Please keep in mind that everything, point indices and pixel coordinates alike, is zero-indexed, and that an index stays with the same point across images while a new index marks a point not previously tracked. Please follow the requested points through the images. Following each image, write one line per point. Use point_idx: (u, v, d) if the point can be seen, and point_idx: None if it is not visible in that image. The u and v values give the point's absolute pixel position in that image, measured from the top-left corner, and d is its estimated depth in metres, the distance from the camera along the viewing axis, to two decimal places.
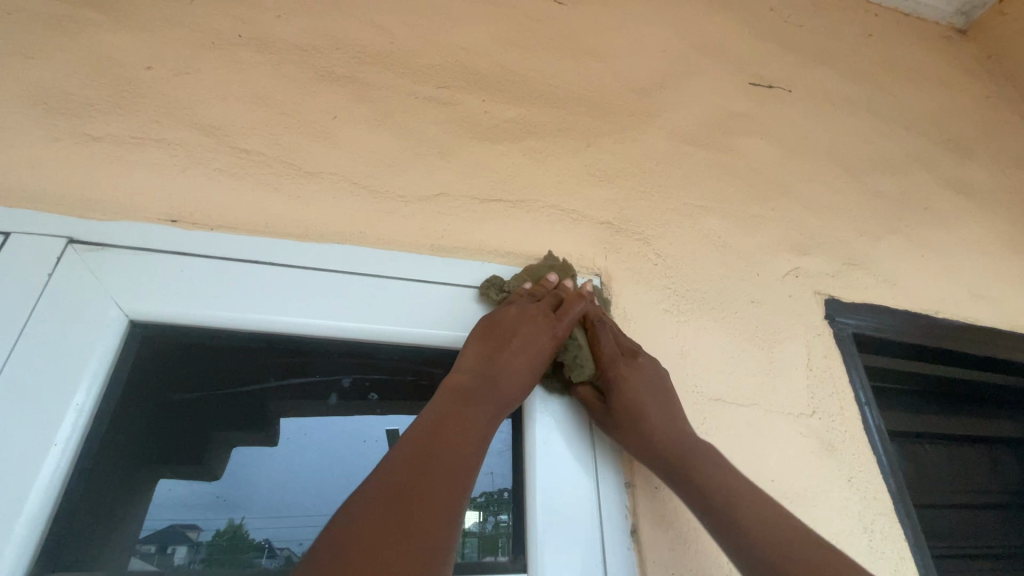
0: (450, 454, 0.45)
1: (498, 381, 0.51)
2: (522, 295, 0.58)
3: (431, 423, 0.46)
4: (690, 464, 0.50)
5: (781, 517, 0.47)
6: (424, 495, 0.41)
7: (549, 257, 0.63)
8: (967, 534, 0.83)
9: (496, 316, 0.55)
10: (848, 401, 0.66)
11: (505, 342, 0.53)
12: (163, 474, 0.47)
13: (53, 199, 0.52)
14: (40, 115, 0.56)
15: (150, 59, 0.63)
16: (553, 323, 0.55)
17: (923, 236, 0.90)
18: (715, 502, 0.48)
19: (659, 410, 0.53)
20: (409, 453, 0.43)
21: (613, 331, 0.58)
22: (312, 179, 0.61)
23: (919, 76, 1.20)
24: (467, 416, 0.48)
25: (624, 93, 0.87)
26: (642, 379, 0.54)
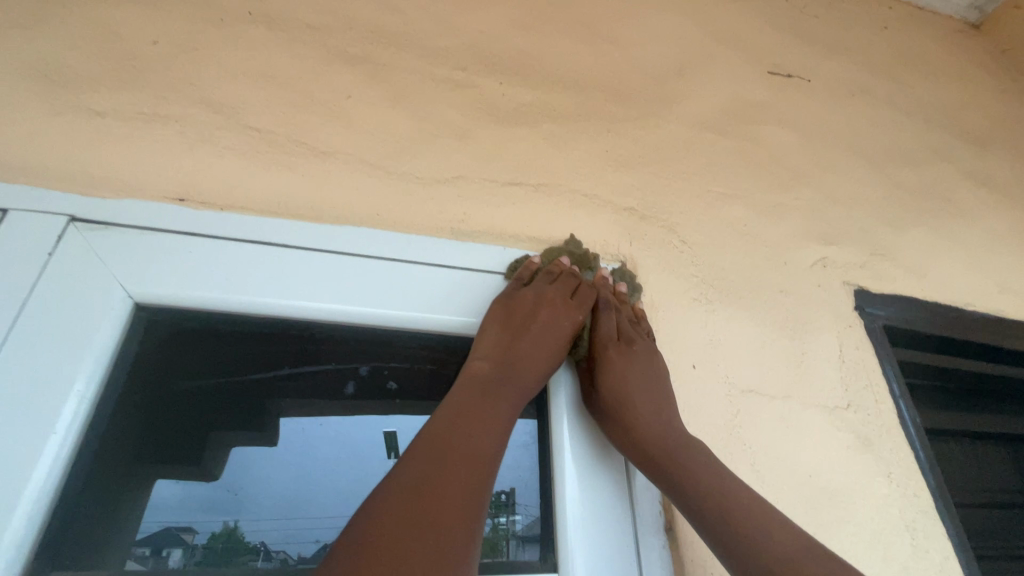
0: (473, 445, 0.42)
1: (520, 368, 0.49)
2: (540, 276, 0.56)
3: (452, 413, 0.44)
4: (678, 464, 0.46)
5: (782, 526, 0.42)
6: (447, 490, 0.39)
7: (570, 242, 0.60)
8: (1000, 534, 0.80)
9: (512, 300, 0.54)
10: (882, 395, 0.64)
11: (521, 330, 0.51)
12: (161, 473, 0.43)
13: (53, 175, 0.49)
14: (41, 88, 0.53)
15: (155, 34, 0.61)
16: (570, 310, 0.54)
17: (947, 227, 0.87)
18: (707, 509, 0.44)
19: (656, 399, 0.50)
20: (431, 444, 0.41)
21: (620, 316, 0.57)
22: (326, 159, 0.58)
23: (936, 68, 1.18)
24: (490, 405, 0.46)
25: (643, 79, 0.84)
26: (641, 362, 0.52)
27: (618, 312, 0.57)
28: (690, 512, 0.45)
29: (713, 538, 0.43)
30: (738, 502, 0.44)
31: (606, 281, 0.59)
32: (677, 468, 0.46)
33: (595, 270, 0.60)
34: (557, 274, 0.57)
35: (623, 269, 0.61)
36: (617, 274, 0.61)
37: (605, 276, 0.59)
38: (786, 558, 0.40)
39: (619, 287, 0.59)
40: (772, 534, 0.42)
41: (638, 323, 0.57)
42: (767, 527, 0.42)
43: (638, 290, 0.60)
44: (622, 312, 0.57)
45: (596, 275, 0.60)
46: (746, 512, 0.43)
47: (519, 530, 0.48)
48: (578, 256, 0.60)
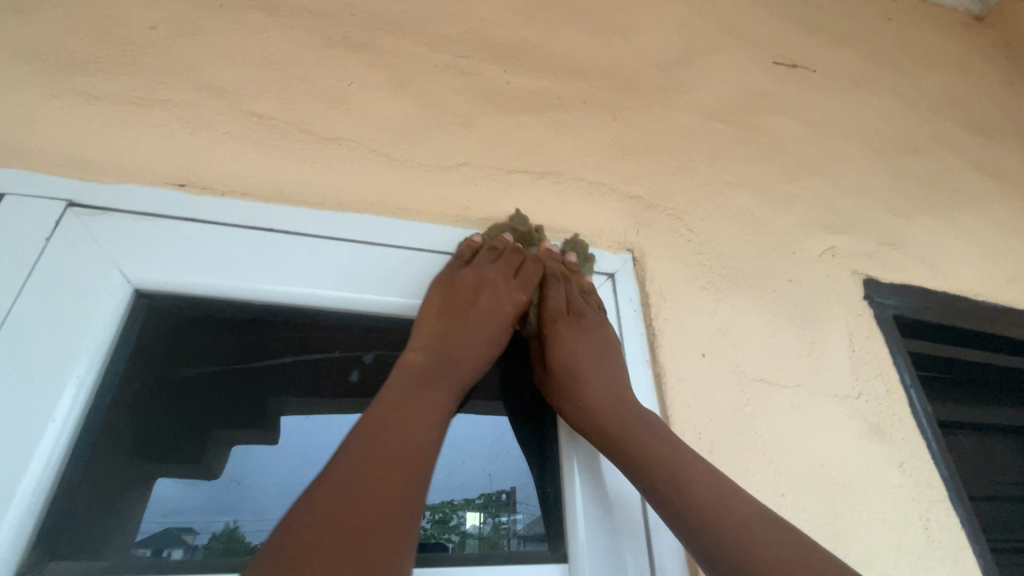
0: (406, 438, 0.41)
1: (458, 359, 0.48)
2: (483, 254, 0.54)
3: (386, 407, 0.42)
4: (628, 437, 0.45)
5: (733, 496, 0.41)
6: (378, 486, 0.37)
7: (514, 217, 0.58)
8: (1012, 526, 0.79)
9: (452, 283, 0.52)
10: (893, 383, 0.63)
11: (460, 316, 0.50)
12: (160, 472, 0.43)
13: (50, 161, 0.48)
14: (37, 72, 0.52)
15: (154, 18, 0.60)
16: (513, 291, 0.53)
17: (955, 218, 0.86)
18: (660, 483, 0.43)
19: (605, 371, 0.50)
20: (364, 440, 0.40)
21: (569, 287, 0.55)
22: (329, 145, 0.57)
23: (941, 59, 1.17)
24: (426, 398, 0.44)
25: (647, 68, 0.83)
26: (586, 341, 0.51)
27: (567, 283, 0.55)
28: (643, 487, 0.44)
29: (668, 513, 0.42)
30: (691, 472, 0.43)
31: (554, 255, 0.57)
32: (628, 441, 0.45)
33: (541, 242, 0.58)
34: (501, 252, 0.55)
35: (575, 240, 0.59)
36: (570, 244, 0.59)
37: (551, 248, 0.57)
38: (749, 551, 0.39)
39: (567, 257, 0.57)
40: (726, 505, 0.41)
41: (589, 294, 0.56)
42: (720, 496, 0.41)
43: (589, 261, 0.58)
44: (572, 283, 0.56)
45: (542, 248, 0.58)
46: (697, 483, 0.42)
47: (520, 529, 0.48)
48: (521, 233, 0.58)
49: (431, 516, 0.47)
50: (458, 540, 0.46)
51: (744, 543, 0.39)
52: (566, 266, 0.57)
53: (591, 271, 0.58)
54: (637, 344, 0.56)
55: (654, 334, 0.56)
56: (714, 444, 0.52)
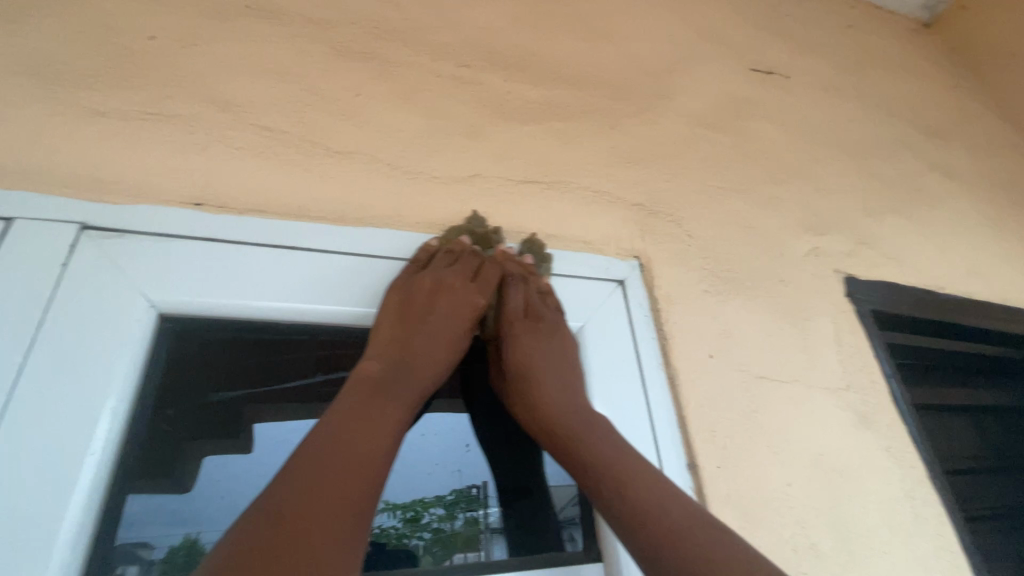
0: (355, 454, 0.39)
1: (415, 366, 0.47)
2: (440, 257, 0.53)
3: (333, 422, 0.41)
4: (580, 437, 0.46)
5: (673, 497, 0.42)
6: (319, 505, 0.36)
7: (475, 219, 0.57)
8: (977, 497, 0.86)
9: (409, 287, 0.50)
10: (877, 374, 0.68)
11: (418, 321, 0.49)
12: (131, 490, 0.40)
13: (58, 180, 0.46)
14: (34, 86, 0.50)
15: (152, 28, 0.58)
16: (471, 294, 0.52)
17: (919, 216, 0.93)
18: (601, 485, 0.44)
19: (559, 373, 0.51)
20: (306, 458, 0.38)
21: (529, 288, 0.55)
22: (344, 159, 0.57)
23: (897, 65, 1.25)
24: (381, 408, 0.43)
25: (638, 75, 0.86)
26: (543, 344, 0.52)
27: (526, 284, 0.55)
28: (589, 490, 0.44)
29: (612, 514, 0.43)
30: (636, 472, 0.43)
31: (510, 256, 0.56)
32: (578, 441, 0.46)
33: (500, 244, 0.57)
34: (457, 255, 0.54)
35: (533, 245, 0.57)
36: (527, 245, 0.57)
37: (508, 249, 0.57)
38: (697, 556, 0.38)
39: (524, 258, 0.56)
40: (664, 505, 0.41)
41: (548, 296, 0.55)
42: (662, 496, 0.42)
43: (546, 262, 0.57)
44: (529, 284, 0.55)
45: (498, 250, 0.57)
46: (640, 484, 0.43)
47: (493, 523, 0.49)
48: (479, 234, 0.57)
49: (402, 514, 0.47)
50: (430, 538, 0.46)
51: (680, 544, 0.39)
52: (523, 267, 0.56)
53: (549, 272, 0.57)
54: (651, 347, 0.58)
55: (666, 339, 0.59)
56: (727, 440, 0.55)
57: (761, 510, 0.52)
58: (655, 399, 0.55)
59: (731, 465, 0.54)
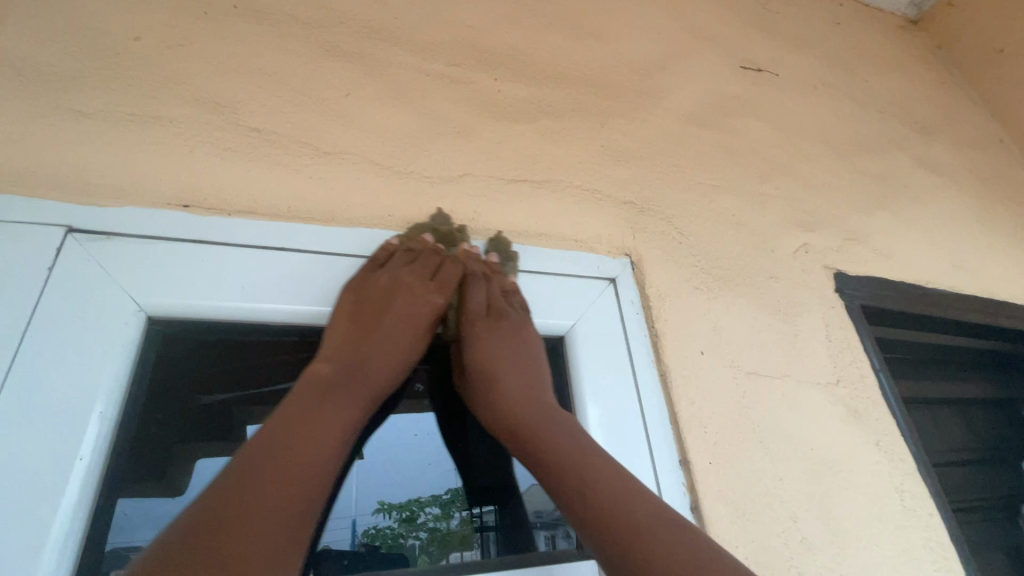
0: (298, 461, 0.39)
1: (367, 369, 0.47)
2: (399, 256, 0.53)
3: (276, 427, 0.41)
4: (538, 433, 0.46)
5: (636, 498, 0.42)
6: (256, 514, 0.36)
7: (442, 217, 0.57)
8: (967, 488, 0.87)
9: (365, 287, 0.51)
10: (867, 369, 0.69)
11: (373, 322, 0.49)
12: (123, 494, 0.40)
13: (43, 183, 0.46)
14: (16, 87, 0.49)
15: (136, 28, 0.57)
16: (428, 295, 0.53)
17: (907, 212, 0.94)
18: (565, 483, 0.43)
19: (519, 371, 0.51)
20: (246, 465, 0.38)
21: (490, 287, 0.55)
22: (333, 159, 0.57)
23: (884, 62, 1.27)
24: (328, 412, 0.43)
25: (628, 74, 0.86)
26: (502, 342, 0.52)
27: (488, 283, 0.55)
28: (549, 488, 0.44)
29: (569, 513, 0.43)
30: (595, 468, 0.43)
31: (474, 254, 0.56)
32: (536, 438, 0.46)
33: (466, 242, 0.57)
34: (417, 255, 0.54)
35: (500, 242, 0.57)
36: (492, 245, 0.57)
37: (470, 247, 0.57)
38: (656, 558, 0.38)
39: (488, 256, 0.57)
40: (626, 507, 0.41)
41: (511, 294, 0.56)
42: (619, 491, 0.42)
43: (512, 260, 0.57)
44: (491, 283, 0.55)
45: (462, 248, 0.57)
46: (598, 480, 0.43)
47: (490, 521, 0.49)
48: (442, 232, 0.57)
49: (398, 514, 0.47)
50: (426, 537, 0.46)
51: (638, 541, 0.39)
52: (486, 266, 0.56)
53: (515, 270, 0.58)
54: (643, 345, 0.58)
55: (657, 336, 0.59)
56: (719, 437, 0.55)
57: (752, 503, 0.52)
58: (647, 396, 0.55)
59: (723, 461, 0.54)
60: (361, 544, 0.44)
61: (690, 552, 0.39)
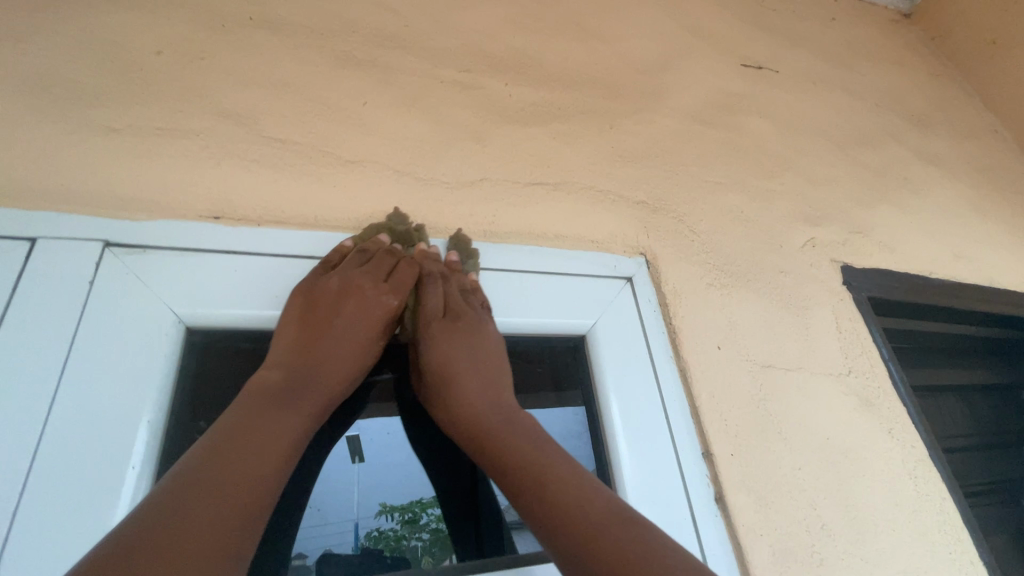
0: (238, 473, 0.36)
1: (317, 375, 0.44)
2: (351, 257, 0.50)
3: (213, 440, 0.37)
4: (495, 438, 0.44)
5: (592, 493, 0.40)
6: (190, 531, 0.32)
7: (398, 217, 0.55)
8: (973, 473, 0.89)
9: (313, 291, 0.47)
10: (876, 359, 0.71)
11: (324, 327, 0.46)
12: None
13: (78, 199, 0.46)
14: (47, 105, 0.50)
15: (157, 42, 0.58)
16: (382, 294, 0.49)
17: (908, 204, 0.96)
18: (518, 485, 0.41)
19: (479, 373, 0.49)
20: (180, 479, 0.34)
21: (448, 285, 0.52)
22: (355, 167, 0.58)
23: (880, 55, 1.29)
24: (273, 421, 0.40)
25: (633, 74, 0.87)
26: (463, 342, 0.49)
27: (446, 282, 0.53)
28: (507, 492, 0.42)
29: (528, 520, 0.40)
30: (550, 470, 0.42)
31: (431, 254, 0.54)
32: (493, 442, 0.44)
33: (426, 244, 0.55)
34: (372, 254, 0.51)
35: (464, 244, 0.57)
36: (454, 242, 0.56)
37: (425, 246, 0.54)
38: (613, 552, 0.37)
39: (449, 256, 0.55)
40: (580, 501, 0.40)
41: (470, 293, 0.54)
42: (577, 492, 0.40)
43: (472, 257, 0.56)
44: (450, 281, 0.53)
45: (418, 249, 0.55)
46: (554, 482, 0.41)
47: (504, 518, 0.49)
48: (398, 232, 0.55)
49: (400, 516, 0.47)
50: (428, 538, 0.47)
51: (594, 542, 0.37)
52: (444, 265, 0.54)
53: (476, 268, 0.57)
54: (662, 341, 0.60)
55: (675, 333, 0.61)
56: (738, 428, 0.57)
57: (771, 494, 0.54)
58: (668, 391, 0.57)
59: (743, 452, 0.56)
60: (362, 547, 0.45)
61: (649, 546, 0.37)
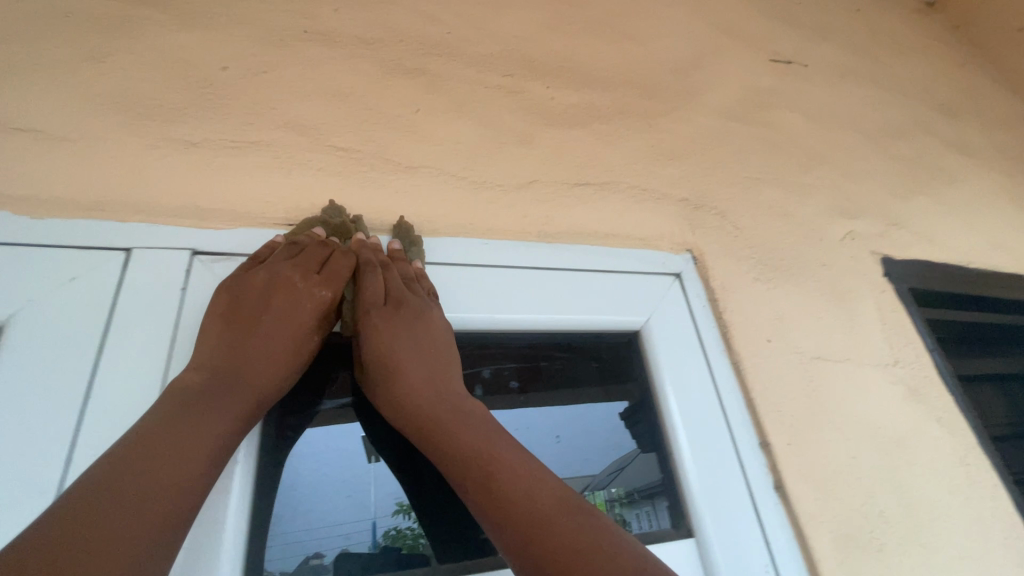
0: (153, 482, 0.33)
1: (244, 373, 0.41)
2: (282, 251, 0.48)
3: (132, 444, 0.35)
4: (445, 431, 0.43)
5: (545, 483, 0.40)
6: (109, 527, 0.31)
7: (333, 210, 0.53)
8: (1019, 461, 0.89)
9: (239, 287, 0.45)
10: (922, 349, 0.71)
11: (252, 322, 0.44)
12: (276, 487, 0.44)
13: (166, 209, 0.49)
14: (129, 122, 0.53)
15: (222, 58, 0.60)
16: (314, 287, 0.47)
17: (944, 194, 0.96)
18: (469, 477, 0.41)
19: (426, 364, 0.47)
20: (88, 489, 0.32)
21: (389, 274, 0.50)
22: (413, 173, 0.60)
23: (907, 45, 1.28)
24: (195, 425, 0.37)
25: (667, 73, 0.89)
26: (408, 331, 0.47)
27: (387, 270, 0.51)
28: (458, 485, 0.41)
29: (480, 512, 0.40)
30: (501, 464, 0.41)
31: (368, 244, 0.52)
32: (442, 436, 0.42)
33: (366, 236, 0.54)
34: (303, 247, 0.49)
35: (410, 233, 0.55)
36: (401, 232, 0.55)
37: (362, 236, 0.53)
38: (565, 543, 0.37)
39: (390, 245, 0.54)
40: (531, 492, 0.39)
41: (415, 281, 0.52)
42: (529, 484, 0.40)
43: (416, 246, 0.55)
44: (391, 269, 0.51)
45: (354, 240, 0.53)
46: (506, 473, 0.40)
47: None
48: (334, 225, 0.52)
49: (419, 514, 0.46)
50: (446, 539, 0.45)
51: (544, 539, 0.37)
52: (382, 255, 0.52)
53: (421, 257, 0.55)
54: (713, 336, 0.61)
55: (726, 327, 0.62)
56: (793, 418, 0.58)
57: (828, 482, 0.55)
58: (723, 382, 0.58)
59: (799, 441, 0.57)
60: (379, 545, 0.44)
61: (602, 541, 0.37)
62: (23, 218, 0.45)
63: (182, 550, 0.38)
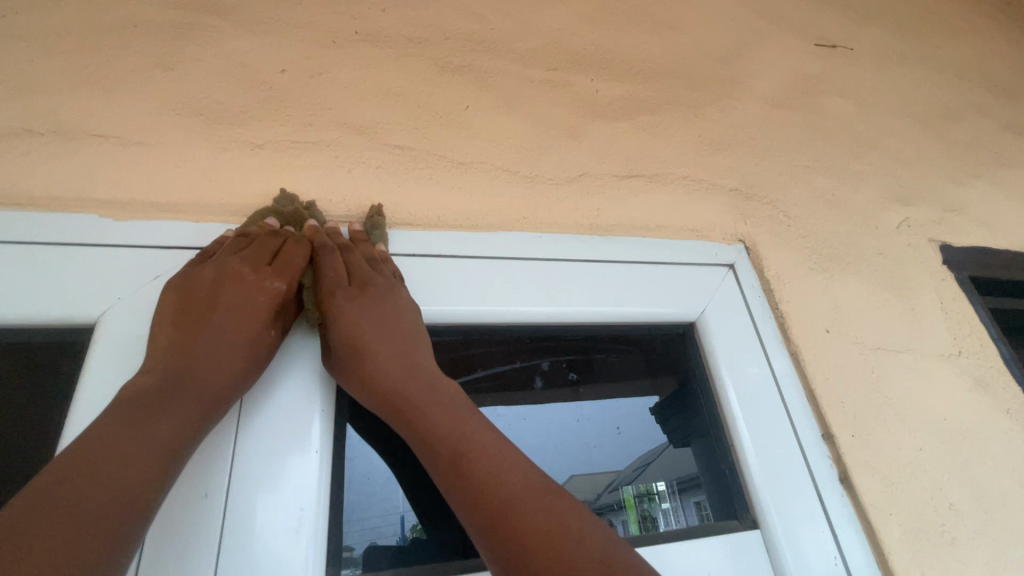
0: (115, 479, 0.33)
1: (199, 374, 0.40)
2: (230, 244, 0.47)
3: (110, 432, 0.35)
4: (419, 410, 0.42)
5: (517, 466, 0.39)
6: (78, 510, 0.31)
7: (283, 199, 0.51)
8: None
9: (187, 285, 0.44)
10: (987, 339, 0.69)
11: (202, 320, 0.43)
12: (345, 476, 0.45)
13: (238, 211, 0.51)
14: (199, 126, 0.55)
15: (280, 61, 0.62)
16: (266, 279, 0.46)
17: (1003, 178, 0.93)
18: (443, 456, 0.40)
19: (396, 344, 0.46)
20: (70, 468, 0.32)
21: (351, 256, 0.50)
22: (466, 169, 0.61)
23: (956, 25, 1.23)
24: (146, 427, 0.36)
25: (711, 62, 0.87)
26: (374, 311, 0.46)
27: (346, 252, 0.50)
28: (431, 463, 0.40)
29: (451, 492, 0.39)
30: (474, 443, 0.40)
31: (320, 230, 0.51)
32: (416, 415, 0.42)
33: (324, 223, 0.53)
34: (254, 238, 0.48)
35: (374, 217, 0.53)
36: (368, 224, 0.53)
37: (314, 223, 0.51)
38: (535, 526, 0.36)
39: (351, 228, 0.53)
40: (502, 473, 0.38)
41: (377, 262, 0.51)
42: (502, 466, 0.39)
43: (378, 228, 0.53)
44: (352, 251, 0.50)
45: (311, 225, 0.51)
46: (480, 454, 0.39)
47: (606, 498, 0.53)
48: (287, 214, 0.51)
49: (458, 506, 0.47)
50: None
51: (514, 519, 0.36)
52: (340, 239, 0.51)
53: (383, 238, 0.53)
54: (770, 327, 0.60)
55: (783, 317, 0.61)
56: (856, 410, 0.57)
57: (894, 474, 0.54)
58: (781, 373, 0.58)
59: (863, 430, 0.56)
60: (410, 539, 0.45)
61: (570, 530, 0.36)
62: (109, 221, 0.48)
63: (266, 538, 0.39)
